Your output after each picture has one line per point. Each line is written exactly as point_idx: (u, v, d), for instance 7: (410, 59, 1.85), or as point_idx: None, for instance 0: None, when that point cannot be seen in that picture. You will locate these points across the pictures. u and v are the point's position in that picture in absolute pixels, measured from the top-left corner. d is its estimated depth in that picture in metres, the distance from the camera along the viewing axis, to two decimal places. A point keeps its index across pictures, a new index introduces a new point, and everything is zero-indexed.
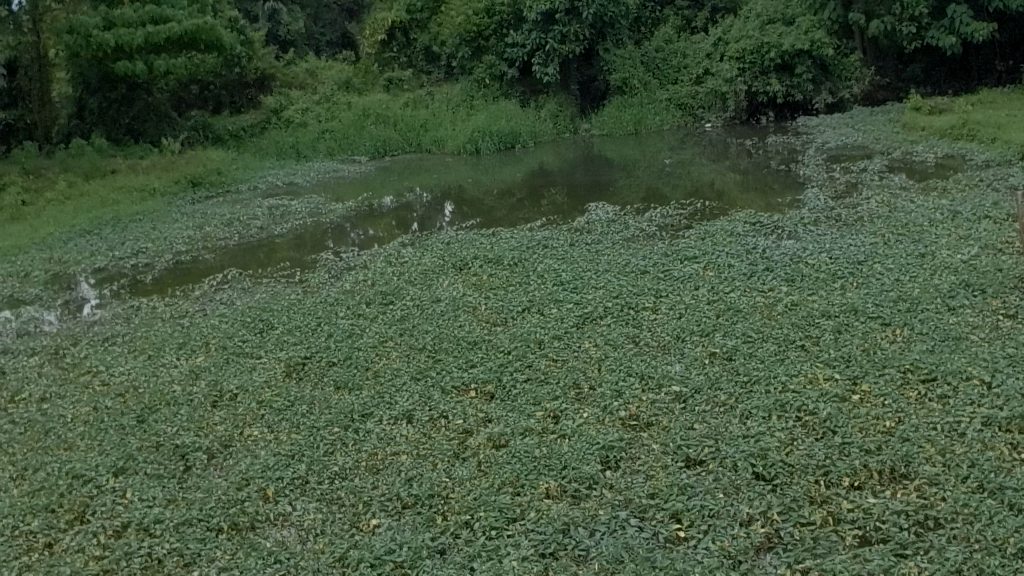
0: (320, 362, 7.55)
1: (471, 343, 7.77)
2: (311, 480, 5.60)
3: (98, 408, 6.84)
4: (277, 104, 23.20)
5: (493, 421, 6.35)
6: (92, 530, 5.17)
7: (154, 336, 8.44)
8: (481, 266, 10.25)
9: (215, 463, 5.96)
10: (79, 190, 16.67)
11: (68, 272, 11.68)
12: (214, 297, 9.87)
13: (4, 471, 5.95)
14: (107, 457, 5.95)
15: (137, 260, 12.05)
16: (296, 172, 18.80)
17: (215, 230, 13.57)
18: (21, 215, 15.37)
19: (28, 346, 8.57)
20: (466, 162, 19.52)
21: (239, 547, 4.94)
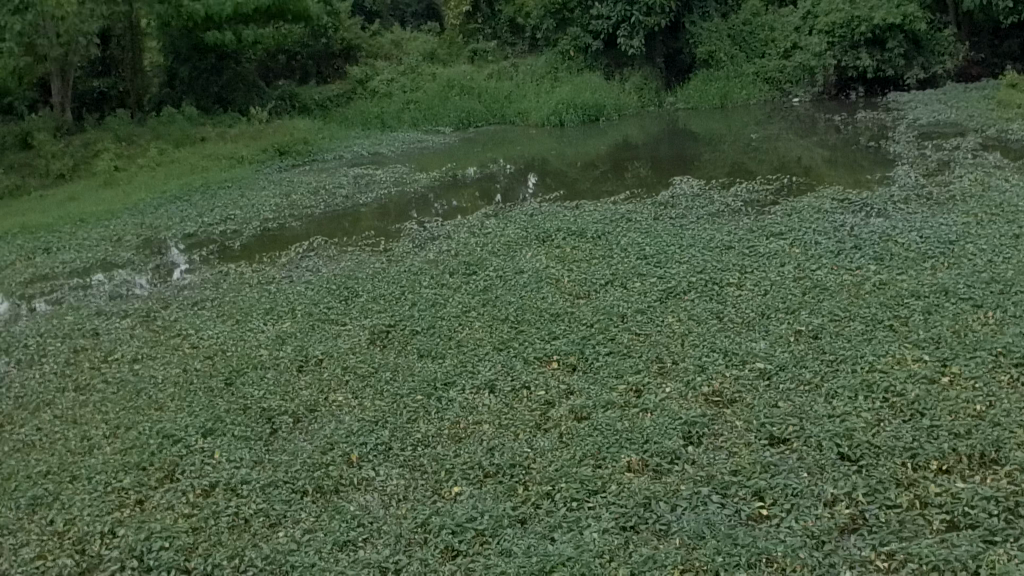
0: (404, 331, 7.61)
1: (554, 315, 7.76)
2: (395, 446, 5.65)
3: (188, 370, 6.98)
4: (362, 74, 23.28)
5: (575, 393, 6.34)
6: (181, 488, 5.28)
7: (241, 301, 8.59)
8: (564, 238, 10.23)
9: (300, 426, 6.03)
10: (169, 157, 17.00)
11: (159, 237, 11.93)
12: (300, 265, 9.98)
13: (98, 429, 6.10)
14: (196, 418, 6.07)
15: (226, 227, 12.24)
16: (381, 142, 18.96)
17: (302, 198, 13.74)
18: (113, 181, 15.73)
19: (121, 308, 8.77)
20: (551, 133, 19.48)
21: (323, 510, 5.00)
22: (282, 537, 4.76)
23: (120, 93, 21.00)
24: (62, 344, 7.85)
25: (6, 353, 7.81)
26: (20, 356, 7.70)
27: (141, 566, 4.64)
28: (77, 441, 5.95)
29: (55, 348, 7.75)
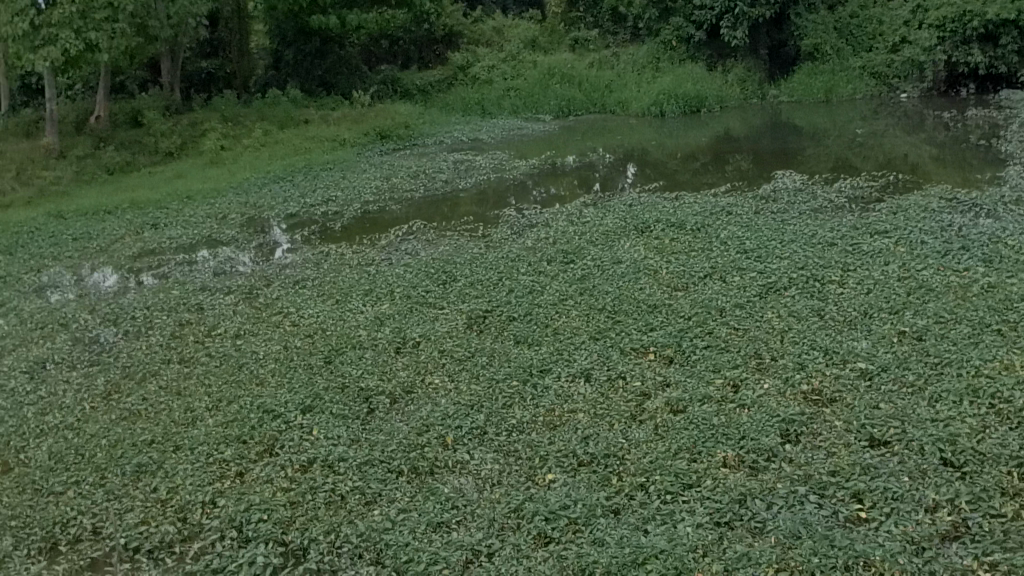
0: (501, 316, 7.63)
1: (652, 306, 7.70)
2: (490, 431, 5.67)
3: (288, 347, 7.09)
4: (464, 60, 23.36)
5: (671, 385, 6.28)
6: (280, 463, 5.37)
7: (341, 282, 8.69)
8: (663, 230, 10.13)
9: (397, 407, 6.08)
10: (274, 138, 17.29)
11: (262, 217, 12.13)
12: (400, 247, 10.07)
13: (201, 401, 6.23)
14: (296, 395, 6.16)
15: (327, 208, 12.39)
16: (481, 128, 19.03)
17: (402, 182, 13.87)
18: (219, 160, 16.07)
19: (224, 285, 8.95)
20: (651, 124, 19.32)
21: (419, 491, 5.03)
22: (377, 515, 4.80)
23: (227, 74, 21.41)
24: (167, 317, 8.04)
25: (115, 325, 8.03)
26: (128, 327, 7.91)
27: (240, 536, 4.73)
28: (180, 413, 6.08)
29: (161, 321, 7.95)
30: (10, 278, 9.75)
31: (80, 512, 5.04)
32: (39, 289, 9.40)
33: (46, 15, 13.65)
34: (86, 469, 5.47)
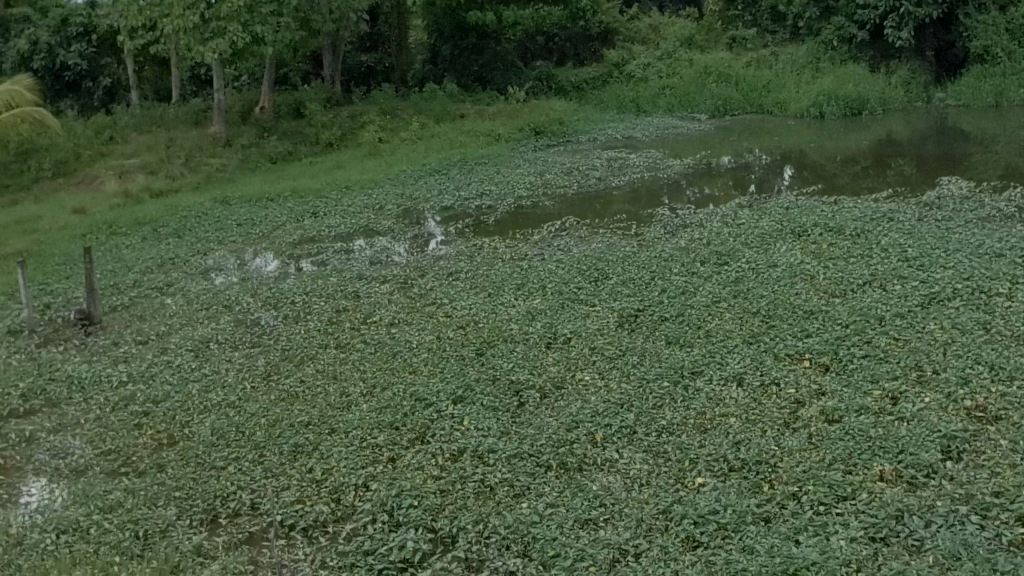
0: (652, 316, 7.57)
1: (807, 312, 7.52)
2: (640, 430, 5.64)
3: (441, 337, 7.20)
4: (619, 58, 23.27)
5: (826, 394, 6.12)
6: (431, 451, 5.45)
7: (494, 275, 8.78)
8: (821, 234, 9.88)
9: (546, 402, 6.09)
10: (430, 131, 17.57)
11: (418, 209, 12.33)
12: (552, 243, 10.11)
13: (356, 386, 6.38)
14: (448, 385, 6.25)
15: (481, 202, 12.52)
16: (636, 126, 18.92)
17: (555, 178, 13.91)
18: (377, 152, 16.41)
19: (381, 273, 9.14)
20: (810, 125, 18.87)
21: (567, 486, 5.04)
22: (525, 508, 4.82)
23: (387, 68, 21.86)
24: (326, 303, 8.25)
25: (275, 308, 8.28)
26: (288, 312, 8.15)
27: (390, 520, 4.81)
28: (336, 396, 6.24)
29: (320, 307, 8.17)
30: (178, 259, 10.18)
31: (240, 487, 5.22)
32: (205, 271, 9.79)
33: (215, 8, 14.28)
34: (246, 446, 5.67)
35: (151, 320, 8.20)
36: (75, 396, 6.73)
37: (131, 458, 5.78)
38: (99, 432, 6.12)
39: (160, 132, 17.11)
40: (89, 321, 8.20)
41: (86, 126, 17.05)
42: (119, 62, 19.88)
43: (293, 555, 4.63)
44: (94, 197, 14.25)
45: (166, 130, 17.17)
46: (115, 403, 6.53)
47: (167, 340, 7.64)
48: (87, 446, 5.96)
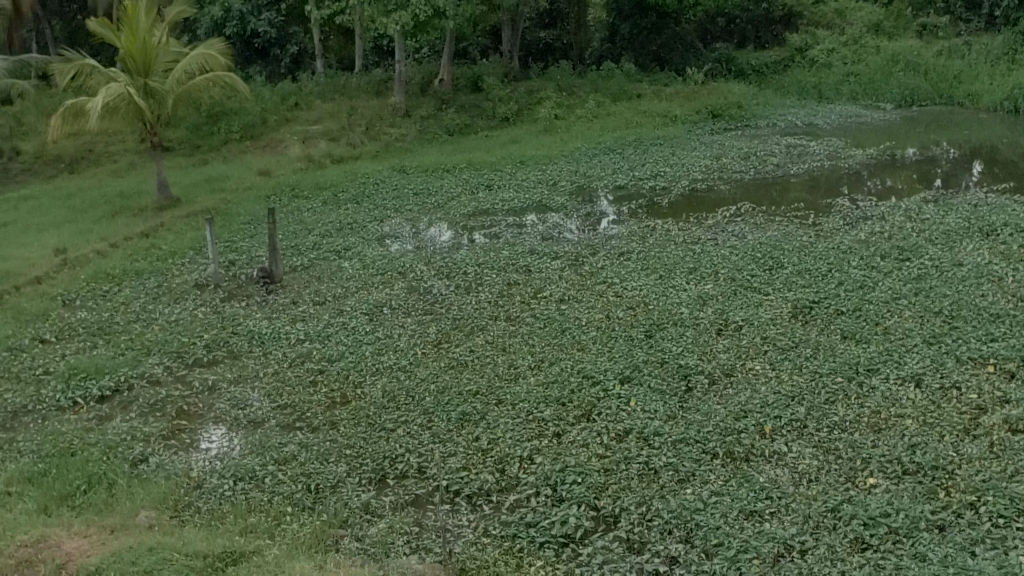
0: (828, 310, 7.35)
1: (994, 314, 7.13)
2: (811, 425, 5.49)
3: (610, 317, 7.18)
4: (802, 43, 22.61)
5: (1011, 402, 5.79)
6: (597, 429, 5.44)
7: (666, 258, 8.69)
8: (1011, 235, 9.38)
9: (715, 388, 6.00)
10: (606, 110, 17.49)
11: (591, 187, 12.31)
12: (726, 228, 9.94)
13: (525, 359, 6.44)
14: (616, 364, 6.23)
15: (655, 183, 12.42)
16: (818, 112, 18.38)
17: (731, 162, 13.67)
18: (553, 129, 16.46)
19: (551, 249, 9.17)
20: (1005, 119, 17.93)
21: (733, 475, 4.96)
22: (689, 494, 4.77)
23: (564, 45, 21.89)
24: (497, 276, 8.33)
25: (447, 278, 8.40)
26: (459, 282, 8.24)
27: (553, 495, 4.83)
28: (505, 367, 6.32)
29: (490, 279, 8.24)
30: (356, 225, 10.46)
31: (408, 450, 5.33)
32: (381, 237, 10.03)
33: None
34: (415, 410, 5.79)
35: (328, 282, 8.45)
36: (255, 350, 7.02)
37: (306, 413, 5.97)
38: (277, 386, 6.36)
39: (343, 100, 17.57)
40: (270, 279, 8.51)
41: (273, 92, 17.65)
42: (306, 31, 20.46)
43: (457, 520, 4.70)
44: (279, 161, 14.77)
45: (349, 99, 17.61)
46: (292, 359, 6.77)
47: (342, 303, 7.85)
48: (265, 399, 6.20)
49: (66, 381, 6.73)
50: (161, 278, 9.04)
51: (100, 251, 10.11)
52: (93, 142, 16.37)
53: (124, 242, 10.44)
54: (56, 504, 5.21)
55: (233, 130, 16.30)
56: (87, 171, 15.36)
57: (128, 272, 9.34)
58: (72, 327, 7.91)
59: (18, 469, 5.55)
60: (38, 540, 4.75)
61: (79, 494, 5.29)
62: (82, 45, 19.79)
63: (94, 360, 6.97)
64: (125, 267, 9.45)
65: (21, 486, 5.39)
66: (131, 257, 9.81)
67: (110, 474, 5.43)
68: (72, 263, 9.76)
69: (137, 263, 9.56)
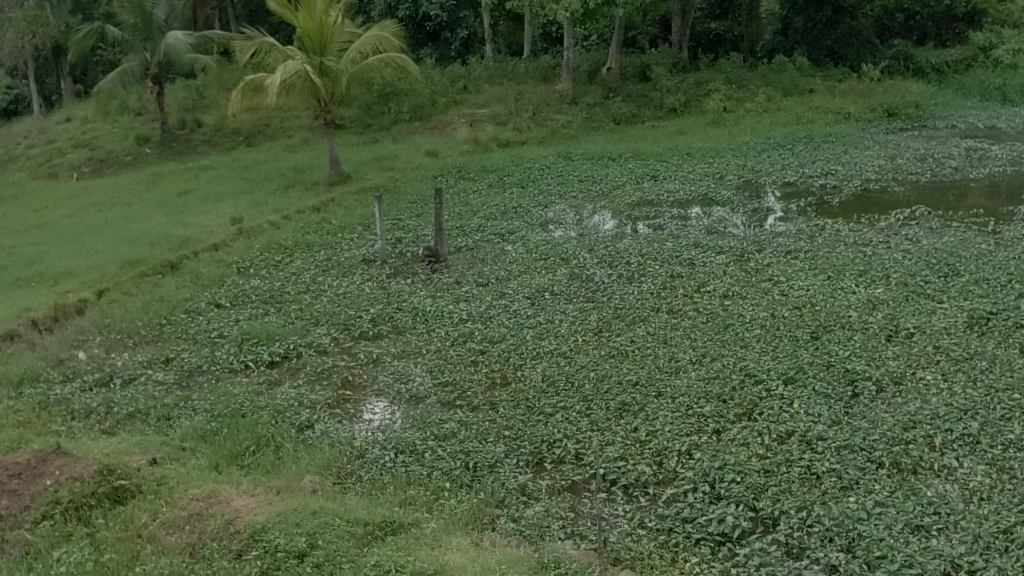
0: (1007, 322, 6.97)
1: None
2: (984, 442, 5.23)
3: (775, 316, 7.04)
4: (987, 42, 21.56)
5: None
6: (758, 429, 5.34)
7: (834, 259, 8.45)
8: None
9: (883, 397, 5.80)
10: (777, 104, 17.11)
11: (759, 182, 12.09)
12: (900, 232, 9.61)
13: (686, 353, 6.38)
14: (780, 364, 6.11)
15: (826, 181, 12.10)
16: (1003, 114, 17.52)
17: (906, 164, 13.19)
18: (721, 121, 16.21)
19: (716, 244, 9.03)
20: None
21: (899, 487, 4.79)
22: (852, 502, 4.63)
23: (736, 36, 21.88)
24: (660, 267, 8.26)
25: (610, 266, 8.37)
26: (622, 271, 8.21)
27: (711, 492, 4.76)
28: (665, 360, 6.27)
29: (653, 271, 8.18)
30: (520, 209, 10.54)
31: (566, 436, 5.35)
32: (545, 222, 10.08)
33: None
34: (573, 396, 5.80)
35: (491, 265, 8.53)
36: (419, 327, 7.15)
37: (466, 392, 6.05)
38: (439, 363, 6.48)
39: (511, 85, 17.67)
40: (435, 258, 8.62)
41: (443, 75, 17.94)
42: (476, 15, 20.65)
43: (613, 510, 4.69)
44: (446, 143, 15.00)
45: (517, 83, 17.69)
46: (454, 338, 6.87)
47: (505, 285, 7.92)
48: (427, 375, 6.32)
49: (238, 345, 7.03)
50: (330, 251, 9.31)
51: (274, 222, 10.46)
52: (270, 117, 16.95)
53: (297, 214, 10.79)
54: (227, 462, 5.46)
55: (403, 111, 16.66)
56: (264, 145, 15.91)
57: (299, 243, 9.65)
58: (245, 294, 8.23)
59: (192, 426, 5.84)
60: (209, 495, 5.00)
61: (248, 454, 5.52)
62: (263, 23, 20.50)
63: (266, 327, 7.24)
64: (297, 239, 9.76)
65: (195, 443, 5.68)
66: (303, 230, 10.12)
67: (278, 437, 5.64)
68: (247, 232, 10.14)
69: (309, 236, 9.86)
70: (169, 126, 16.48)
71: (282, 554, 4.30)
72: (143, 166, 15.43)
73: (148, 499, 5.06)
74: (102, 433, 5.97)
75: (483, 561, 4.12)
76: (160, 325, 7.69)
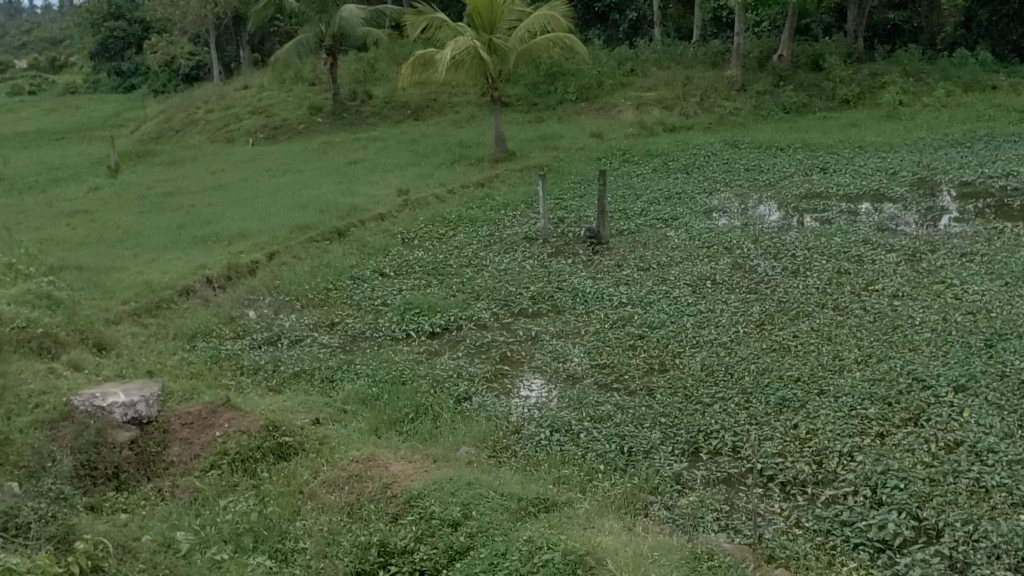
0: None
1: None
2: None
3: (948, 320, 6.76)
4: None
5: None
6: (924, 436, 5.14)
7: (1014, 264, 8.03)
8: None
9: None
10: (957, 100, 16.31)
11: (934, 181, 11.60)
12: None
13: (851, 352, 6.20)
14: (950, 370, 5.85)
15: (1007, 182, 11.46)
16: None
17: None
18: (896, 115, 15.61)
19: (887, 242, 8.72)
20: None
21: None
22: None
23: (914, 28, 20.71)
24: (826, 263, 8.05)
25: (774, 258, 8.21)
26: (788, 264, 8.03)
27: (873, 497, 4.61)
28: (830, 358, 6.11)
29: (820, 265, 7.98)
30: (684, 195, 10.43)
31: (724, 427, 5.28)
32: (709, 210, 9.95)
33: None
34: (733, 388, 5.72)
35: (653, 250, 8.47)
36: (578, 308, 7.16)
37: (624, 375, 6.05)
38: (597, 345, 6.48)
39: (678, 69, 17.42)
40: (597, 240, 8.63)
41: (610, 57, 17.87)
42: None
43: (769, 506, 4.62)
44: (611, 126, 14.95)
45: (684, 67, 17.41)
46: (614, 320, 6.87)
47: (667, 271, 7.87)
48: (585, 356, 6.33)
49: (401, 315, 7.18)
50: (493, 227, 9.40)
51: (439, 195, 10.63)
52: (438, 92, 17.18)
53: (462, 189, 10.94)
54: (386, 428, 5.60)
55: (570, 91, 16.73)
56: (431, 119, 16.15)
57: (463, 217, 9.77)
58: (409, 265, 8.39)
59: (355, 389, 6.01)
60: (368, 458, 5.13)
61: (407, 421, 5.64)
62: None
63: (430, 298, 7.39)
64: (461, 213, 9.89)
65: (356, 406, 5.84)
66: (467, 205, 10.25)
67: (437, 407, 5.74)
68: (413, 204, 10.33)
69: (473, 211, 9.99)
70: (341, 97, 16.92)
71: (436, 521, 4.39)
72: (315, 135, 15.88)
73: (310, 457, 5.22)
74: (269, 389, 6.19)
75: (634, 546, 4.12)
76: (326, 289, 7.92)
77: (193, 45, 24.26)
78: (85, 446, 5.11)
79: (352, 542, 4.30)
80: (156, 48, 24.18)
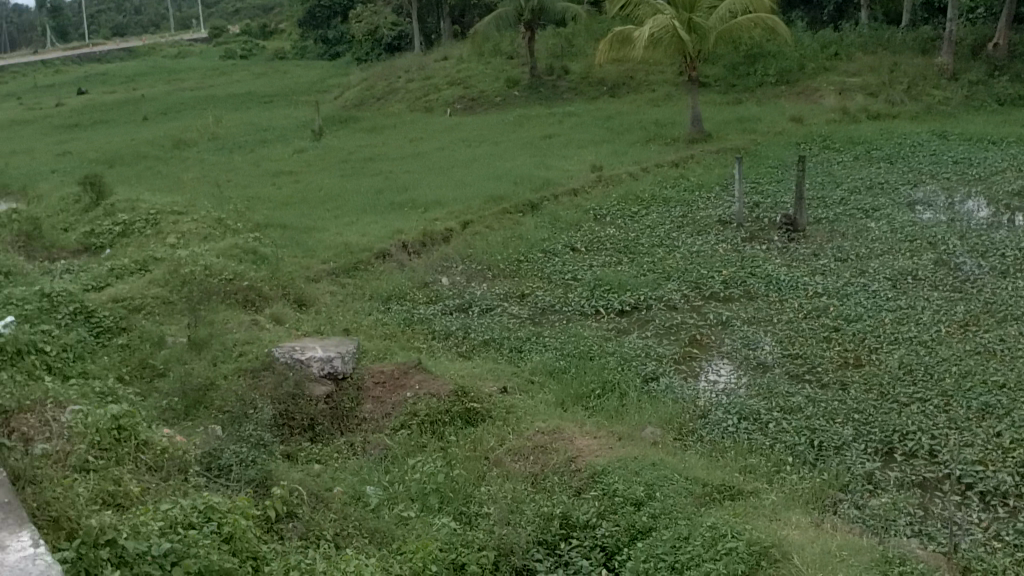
0: None
1: None
2: None
3: None
4: None
5: None
6: None
7: None
8: None
9: None
10: None
11: None
12: None
13: None
14: None
15: None
16: None
17: None
18: None
19: None
20: None
21: None
22: None
23: None
24: None
25: (982, 257, 7.82)
26: (998, 264, 7.62)
27: None
28: None
29: None
30: (887, 186, 10.08)
31: (921, 429, 5.09)
32: (913, 202, 9.57)
33: None
34: (932, 390, 5.50)
35: (852, 240, 8.22)
36: (772, 295, 7.02)
37: (817, 367, 5.90)
38: (790, 335, 6.35)
39: (886, 53, 16.74)
40: (793, 227, 8.44)
41: (815, 40, 17.34)
42: None
43: (967, 515, 4.42)
44: (812, 111, 14.54)
45: (893, 52, 16.70)
46: (809, 310, 6.71)
47: (866, 263, 7.61)
48: (777, 345, 6.20)
49: (591, 291, 7.21)
50: (686, 208, 9.31)
51: (633, 173, 10.60)
52: (636, 69, 17.07)
53: (656, 168, 10.88)
54: (573, 402, 5.64)
55: (771, 74, 16.42)
56: (627, 97, 16.07)
57: (657, 197, 9.70)
58: (601, 241, 8.40)
59: (543, 361, 6.09)
60: (555, 431, 5.18)
61: (593, 396, 5.67)
62: None
63: (620, 276, 7.38)
64: (654, 192, 9.83)
65: (543, 378, 5.92)
66: (661, 184, 10.19)
67: (623, 385, 5.74)
68: (606, 180, 10.33)
69: (667, 190, 9.91)
70: (539, 71, 17.03)
71: (620, 499, 4.39)
72: (510, 108, 16.07)
73: (497, 425, 5.31)
74: (459, 355, 6.34)
75: (822, 543, 4.04)
76: (517, 261, 8.02)
77: (395, 15, 24.84)
78: (284, 398, 5.37)
79: (534, 512, 4.34)
80: (361, 17, 24.90)
